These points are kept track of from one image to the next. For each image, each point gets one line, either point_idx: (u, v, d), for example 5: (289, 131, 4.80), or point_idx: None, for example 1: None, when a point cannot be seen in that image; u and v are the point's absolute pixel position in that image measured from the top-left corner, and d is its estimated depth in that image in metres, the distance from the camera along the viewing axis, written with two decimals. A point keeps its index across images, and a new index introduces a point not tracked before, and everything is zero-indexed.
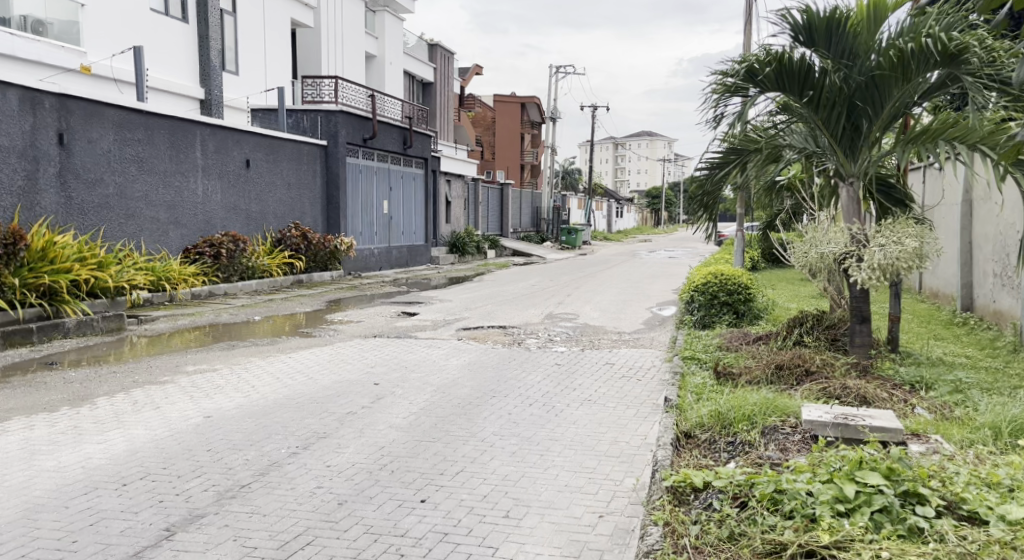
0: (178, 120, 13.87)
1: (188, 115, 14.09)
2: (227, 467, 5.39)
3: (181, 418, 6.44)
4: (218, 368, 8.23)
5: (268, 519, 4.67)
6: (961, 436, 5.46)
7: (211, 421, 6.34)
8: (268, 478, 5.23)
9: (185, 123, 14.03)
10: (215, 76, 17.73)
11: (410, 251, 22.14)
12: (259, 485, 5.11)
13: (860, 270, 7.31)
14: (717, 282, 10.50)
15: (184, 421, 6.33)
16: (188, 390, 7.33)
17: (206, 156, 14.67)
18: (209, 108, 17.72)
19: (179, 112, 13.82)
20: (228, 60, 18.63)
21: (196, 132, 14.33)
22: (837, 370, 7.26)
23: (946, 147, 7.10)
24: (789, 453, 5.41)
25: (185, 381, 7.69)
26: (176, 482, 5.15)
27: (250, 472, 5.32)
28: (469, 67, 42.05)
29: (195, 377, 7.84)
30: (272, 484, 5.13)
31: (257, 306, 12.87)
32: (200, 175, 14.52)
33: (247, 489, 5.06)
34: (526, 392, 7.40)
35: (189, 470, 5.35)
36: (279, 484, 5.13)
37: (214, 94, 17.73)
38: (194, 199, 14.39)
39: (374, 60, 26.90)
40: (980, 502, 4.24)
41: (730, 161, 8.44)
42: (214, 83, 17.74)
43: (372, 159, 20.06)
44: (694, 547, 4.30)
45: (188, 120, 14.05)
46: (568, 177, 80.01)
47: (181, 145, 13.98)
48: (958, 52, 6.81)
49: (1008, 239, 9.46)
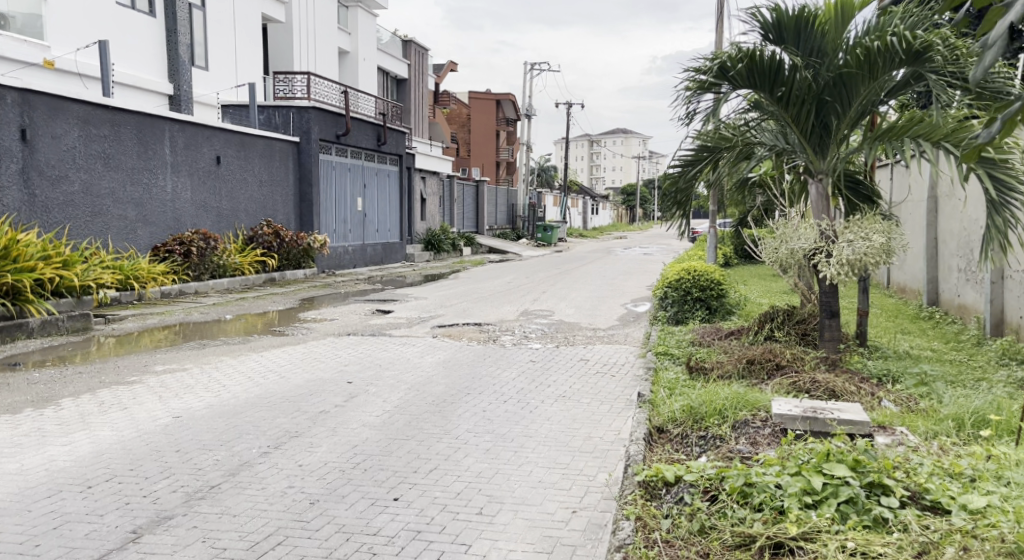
0: (146, 116, 13.71)
1: (156, 111, 13.95)
2: (196, 467, 5.37)
3: (149, 418, 6.38)
4: (187, 368, 8.16)
5: (238, 519, 4.66)
6: (926, 428, 5.53)
7: (180, 421, 6.29)
8: (238, 478, 5.21)
9: (152, 119, 13.88)
10: (183, 72, 17.59)
11: (385, 248, 22.09)
12: (229, 486, 5.09)
13: (829, 265, 7.40)
14: (691, 278, 10.57)
15: (152, 421, 6.28)
16: (157, 390, 7.28)
17: (175, 153, 14.53)
18: (177, 103, 17.59)
19: (147, 108, 13.68)
20: (197, 55, 18.47)
21: (165, 128, 14.18)
22: (807, 364, 7.35)
23: (911, 145, 7.21)
24: (759, 447, 5.47)
25: (154, 381, 7.62)
26: (143, 484, 5.11)
27: (220, 472, 5.29)
28: (444, 64, 42.00)
29: (164, 376, 7.78)
30: (242, 485, 5.10)
31: (229, 305, 12.80)
32: (169, 172, 14.39)
33: (217, 489, 5.04)
34: (500, 388, 7.41)
35: (157, 471, 5.31)
36: (250, 484, 5.11)
37: (183, 89, 17.57)
38: (163, 196, 14.26)
39: (347, 56, 26.78)
40: (943, 493, 4.31)
41: (702, 158, 8.51)
42: (183, 78, 17.60)
43: (346, 155, 19.97)
44: (664, 541, 4.33)
45: (156, 116, 13.90)
46: (544, 174, 80.02)
47: (148, 141, 13.83)
48: (922, 50, 6.91)
49: (972, 235, 9.62)
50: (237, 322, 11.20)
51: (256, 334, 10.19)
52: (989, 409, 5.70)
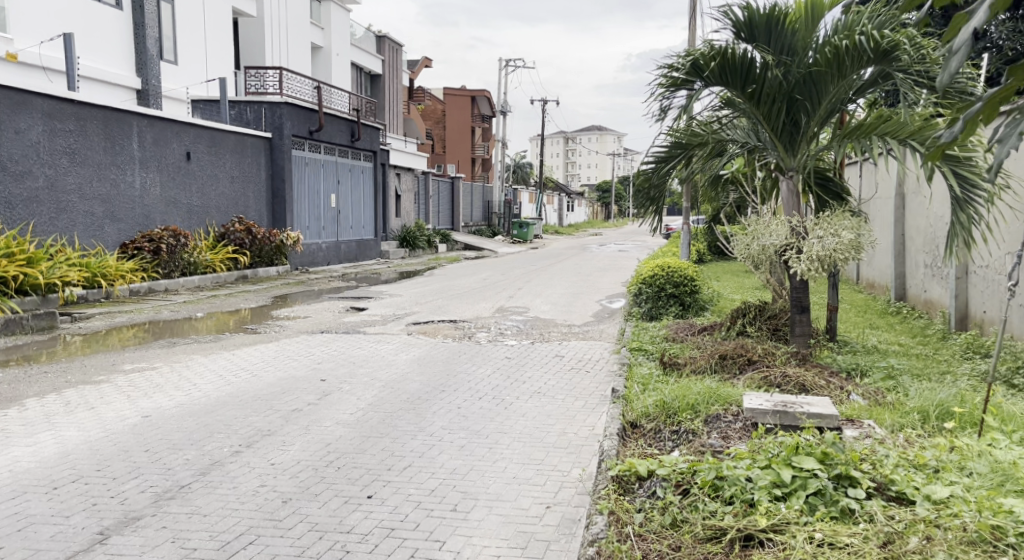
0: (112, 110, 13.56)
1: (124, 105, 13.81)
2: (165, 467, 5.34)
3: (116, 418, 6.33)
4: (156, 367, 8.11)
5: (208, 519, 4.65)
6: (893, 421, 5.63)
7: (149, 421, 6.25)
8: (209, 477, 5.19)
9: (119, 114, 13.73)
10: (151, 66, 17.41)
11: (359, 245, 22.03)
12: (199, 485, 5.07)
13: (800, 261, 7.49)
14: (665, 274, 10.65)
15: (119, 421, 6.23)
16: (125, 389, 7.21)
17: (144, 148, 14.38)
18: (145, 98, 17.43)
19: (113, 102, 13.52)
20: (166, 49, 18.29)
21: (132, 122, 14.04)
22: (778, 359, 7.43)
23: (879, 142, 7.33)
24: (730, 440, 5.54)
25: (122, 380, 7.55)
26: (111, 484, 5.08)
27: (190, 471, 5.28)
28: (418, 60, 41.89)
29: (133, 375, 7.72)
30: (213, 484, 5.09)
31: (200, 302, 12.72)
32: (137, 167, 14.24)
33: (187, 489, 5.02)
34: (475, 385, 7.44)
35: (125, 471, 5.29)
36: (221, 483, 5.10)
37: (151, 83, 17.40)
38: (131, 192, 14.12)
39: (320, 51, 26.61)
40: (907, 483, 4.39)
41: (675, 156, 8.57)
42: (151, 72, 17.43)
43: (319, 151, 19.88)
44: (637, 535, 4.36)
45: (123, 111, 13.75)
46: (519, 171, 80.08)
47: (116, 136, 13.69)
48: (890, 49, 7.03)
49: (937, 230, 9.78)
50: (208, 319, 11.13)
51: (227, 332, 10.12)
52: (953, 402, 5.82)
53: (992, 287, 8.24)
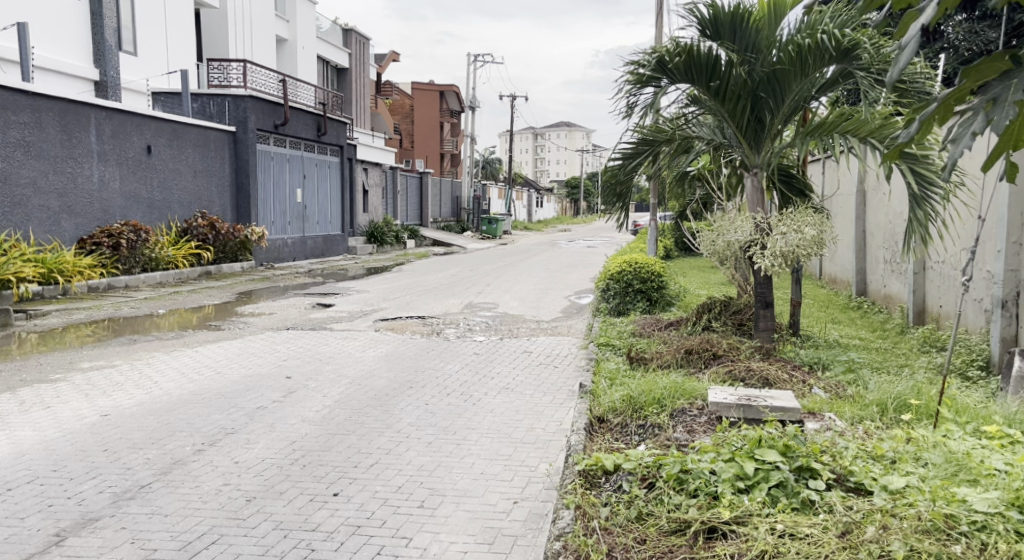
0: (69, 102, 13.36)
1: (81, 97, 13.61)
2: (125, 467, 5.30)
3: (75, 417, 6.26)
4: (116, 365, 8.03)
5: (169, 519, 4.62)
6: (852, 413, 5.75)
7: (108, 420, 6.20)
8: (170, 477, 5.16)
9: (76, 106, 13.53)
10: (110, 57, 17.16)
11: (326, 241, 21.92)
12: (160, 485, 5.04)
13: (764, 256, 7.59)
14: (632, 270, 10.73)
15: (77, 421, 6.17)
16: (84, 388, 7.14)
17: (102, 142, 14.18)
18: (104, 90, 17.18)
19: (71, 94, 13.33)
20: (125, 40, 18.04)
21: (90, 114, 13.84)
22: (742, 353, 7.53)
23: (840, 140, 7.45)
24: (695, 434, 5.61)
25: (80, 379, 7.48)
26: (68, 484, 5.04)
27: (151, 471, 5.24)
28: (386, 54, 41.68)
29: (91, 374, 7.63)
30: (174, 483, 5.06)
31: (161, 299, 12.59)
32: (95, 161, 14.04)
33: (147, 489, 4.99)
34: (443, 381, 7.47)
35: (83, 471, 5.24)
36: (183, 482, 5.07)
37: (110, 75, 17.16)
38: (89, 185, 13.93)
39: (285, 44, 26.39)
40: (866, 475, 4.50)
41: (641, 152, 8.62)
42: (110, 64, 17.19)
43: (284, 146, 19.75)
44: (603, 529, 4.39)
45: (80, 102, 13.55)
46: (488, 167, 80.12)
47: (73, 129, 13.49)
48: (850, 48, 7.17)
49: (896, 226, 9.95)
50: (169, 316, 11.03)
51: (189, 329, 10.05)
52: (910, 394, 5.96)
53: (947, 282, 8.43)
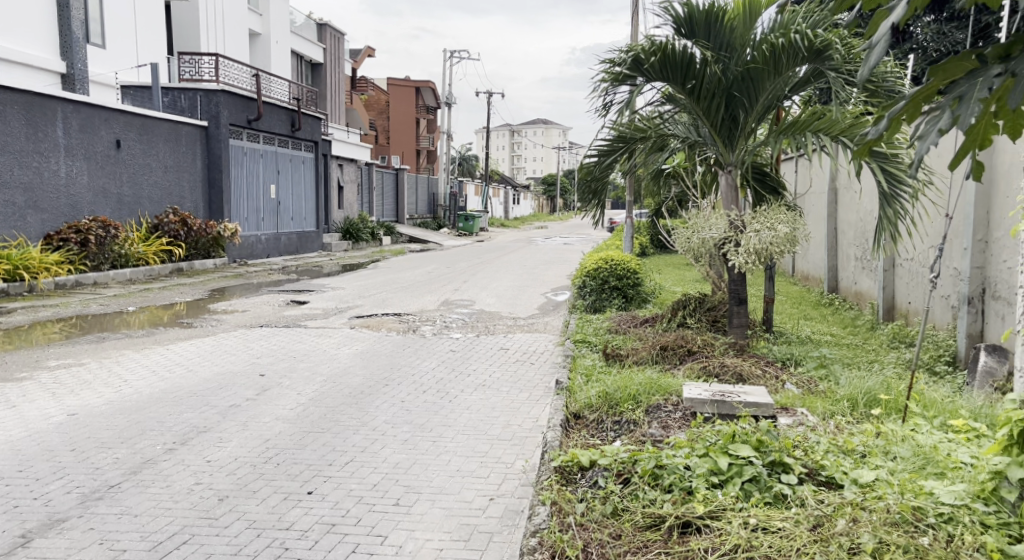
0: (35, 94, 13.19)
1: (48, 89, 13.45)
2: (93, 467, 5.26)
3: (42, 417, 6.21)
4: (84, 363, 7.97)
5: (139, 519, 4.60)
6: (824, 408, 5.83)
7: (76, 419, 6.15)
8: (140, 476, 5.14)
9: (42, 99, 13.37)
10: (77, 50, 16.95)
11: (301, 238, 21.82)
12: (129, 485, 5.01)
13: (738, 254, 7.67)
14: (608, 267, 10.79)
15: (44, 420, 6.12)
16: (51, 386, 7.08)
17: (70, 136, 14.02)
18: (71, 83, 16.96)
19: (37, 86, 13.17)
20: (93, 32, 17.82)
21: (57, 108, 13.68)
22: (716, 350, 7.60)
23: (813, 139, 7.55)
24: (670, 430, 5.66)
25: (46, 377, 7.41)
26: (35, 485, 5.00)
27: (120, 471, 5.21)
28: (361, 49, 41.51)
29: (58, 372, 7.57)
30: (144, 483, 5.03)
31: (131, 296, 12.49)
32: (62, 155, 13.88)
33: (116, 489, 4.97)
34: (419, 378, 7.49)
35: (50, 471, 5.20)
36: (153, 482, 5.05)
37: (77, 67, 16.95)
38: (55, 180, 13.77)
39: (258, 38, 26.20)
40: (837, 468, 4.57)
41: (617, 149, 8.66)
42: (78, 56, 16.97)
43: (257, 141, 19.63)
44: (578, 524, 4.43)
45: (46, 95, 13.39)
46: (465, 164, 80.05)
47: (39, 122, 13.32)
48: (823, 48, 7.26)
49: (867, 224, 10.07)
50: (140, 314, 10.94)
51: (160, 327, 9.98)
52: (880, 389, 6.06)
53: (915, 279, 8.56)
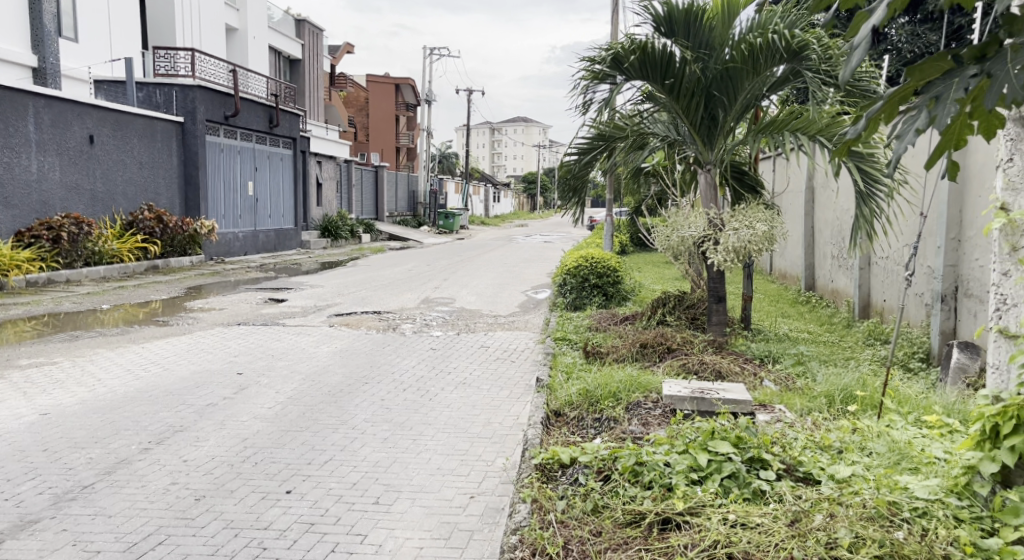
0: (6, 89, 13.04)
1: (19, 84, 13.29)
2: (66, 467, 5.23)
3: (13, 417, 6.15)
4: (57, 362, 7.91)
5: (114, 520, 4.58)
6: (802, 405, 5.90)
7: (49, 419, 6.10)
8: (114, 477, 5.11)
9: (13, 93, 13.21)
10: (49, 43, 16.73)
11: (279, 235, 21.72)
12: (103, 486, 4.99)
13: (717, 252, 7.72)
14: (589, 266, 10.83)
15: (16, 420, 6.07)
16: (23, 386, 7.02)
17: (41, 131, 13.88)
18: (43, 78, 16.74)
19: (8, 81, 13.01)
20: (65, 26, 17.61)
21: (28, 103, 13.53)
22: (695, 347, 7.67)
23: (791, 138, 7.64)
24: (650, 427, 5.70)
25: (18, 376, 7.34)
26: (6, 486, 4.97)
27: (93, 471, 5.18)
28: (340, 46, 41.36)
29: (30, 371, 7.51)
30: (118, 484, 5.01)
31: (105, 294, 12.38)
32: (33, 151, 13.73)
33: (89, 489, 4.94)
34: (400, 376, 7.49)
35: (22, 472, 5.16)
36: (128, 482, 5.02)
37: (48, 62, 16.73)
38: (27, 176, 13.62)
39: (235, 34, 26.01)
40: (814, 465, 4.63)
41: (597, 147, 8.68)
42: (49, 50, 16.75)
43: (235, 137, 19.51)
44: (559, 522, 4.45)
45: (17, 89, 13.24)
46: (445, 162, 79.96)
47: (10, 117, 13.18)
48: (800, 48, 7.34)
49: (844, 223, 10.17)
50: (114, 312, 10.86)
51: (135, 325, 9.92)
52: (856, 386, 6.15)
53: (890, 277, 8.66)
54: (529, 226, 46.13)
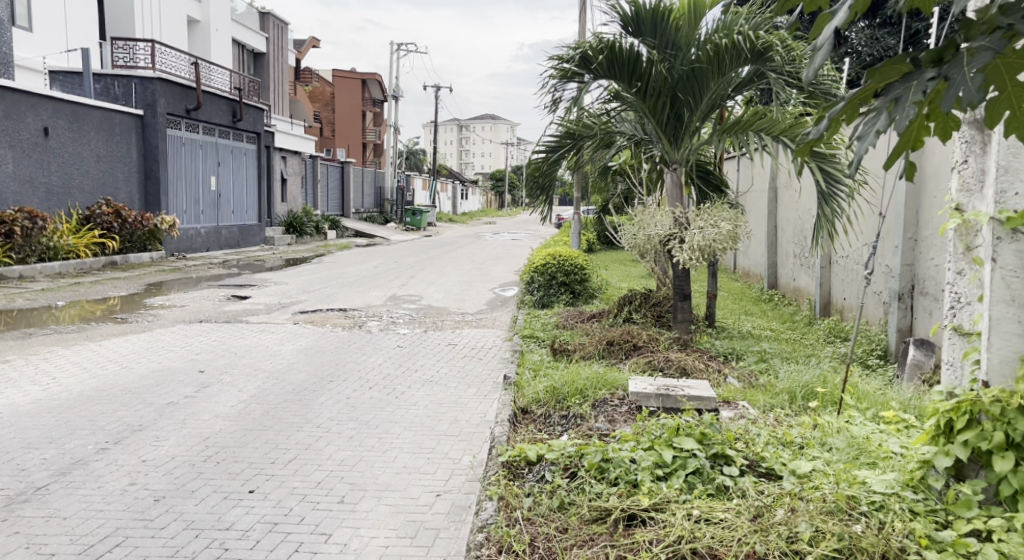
0: None
1: None
2: (20, 468, 5.16)
3: None
4: (11, 359, 7.79)
5: (69, 522, 4.53)
6: (764, 401, 6.00)
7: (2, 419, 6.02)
8: (70, 477, 5.05)
9: None
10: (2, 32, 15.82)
11: (242, 232, 21.53)
12: (58, 487, 4.93)
13: (682, 250, 7.79)
14: (556, 263, 10.86)
15: None
16: None
17: None
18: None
19: None
20: (19, 14, 17.29)
21: None
22: (661, 344, 7.74)
23: (755, 137, 7.75)
24: (616, 423, 5.75)
25: None
26: None
27: (48, 472, 5.12)
28: (306, 39, 41.06)
29: None
30: (73, 485, 4.96)
31: (62, 290, 12.20)
32: None
33: (44, 491, 4.88)
34: (366, 375, 7.47)
35: None
36: (84, 483, 4.97)
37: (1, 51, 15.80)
38: None
39: (197, 26, 25.71)
40: (776, 460, 4.72)
41: (564, 146, 8.67)
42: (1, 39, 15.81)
43: (197, 131, 19.30)
44: (525, 519, 4.48)
45: None
46: (412, 158, 79.72)
47: None
48: (764, 49, 7.45)
49: (806, 222, 10.33)
50: (71, 308, 10.70)
51: (92, 322, 9.79)
52: (817, 383, 6.26)
53: (850, 276, 8.81)
54: (497, 225, 44.41)
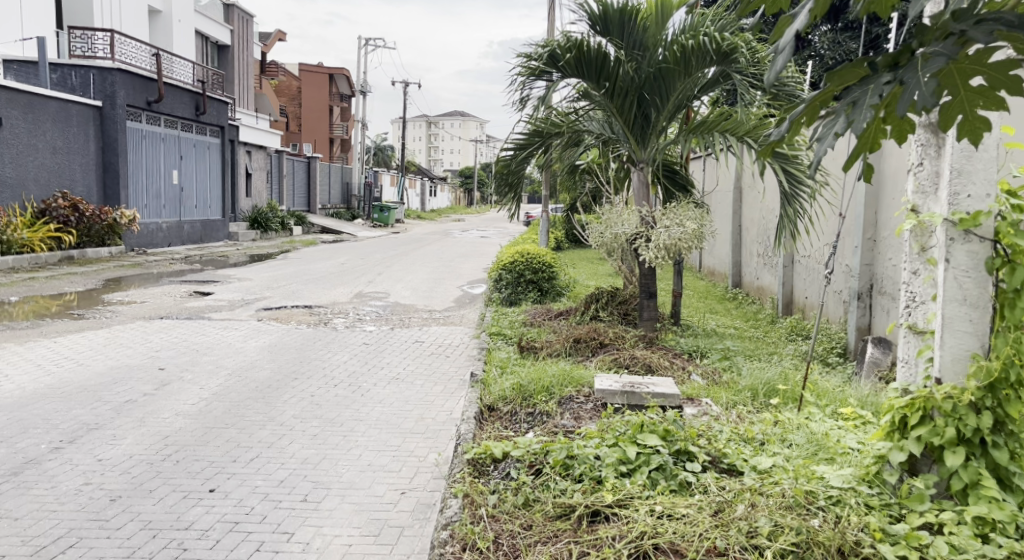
0: None
1: None
2: None
3: None
4: None
5: (21, 523, 4.48)
6: (727, 398, 6.09)
7: None
8: (22, 477, 4.99)
9: None
10: None
11: (205, 227, 21.30)
12: (9, 487, 4.87)
13: (648, 249, 7.85)
14: (524, 261, 10.89)
15: None
16: None
17: None
18: None
19: None
20: None
21: None
22: (627, 342, 7.81)
23: (720, 138, 7.83)
24: (581, 420, 5.81)
25: None
26: None
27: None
28: (273, 33, 40.72)
29: None
30: (26, 485, 4.89)
31: (16, 286, 11.99)
32: None
33: None
34: (330, 372, 7.44)
35: None
36: (37, 483, 4.92)
37: None
38: None
39: (160, 17, 25.39)
40: (737, 456, 4.79)
41: (533, 143, 8.71)
42: None
43: (158, 124, 19.09)
44: (490, 516, 4.50)
45: None
46: (381, 155, 79.29)
47: None
48: (729, 51, 7.54)
49: (769, 222, 10.46)
50: (26, 304, 10.54)
51: (48, 318, 9.65)
52: (778, 380, 6.36)
53: (812, 275, 8.94)
54: (466, 222, 44.34)
